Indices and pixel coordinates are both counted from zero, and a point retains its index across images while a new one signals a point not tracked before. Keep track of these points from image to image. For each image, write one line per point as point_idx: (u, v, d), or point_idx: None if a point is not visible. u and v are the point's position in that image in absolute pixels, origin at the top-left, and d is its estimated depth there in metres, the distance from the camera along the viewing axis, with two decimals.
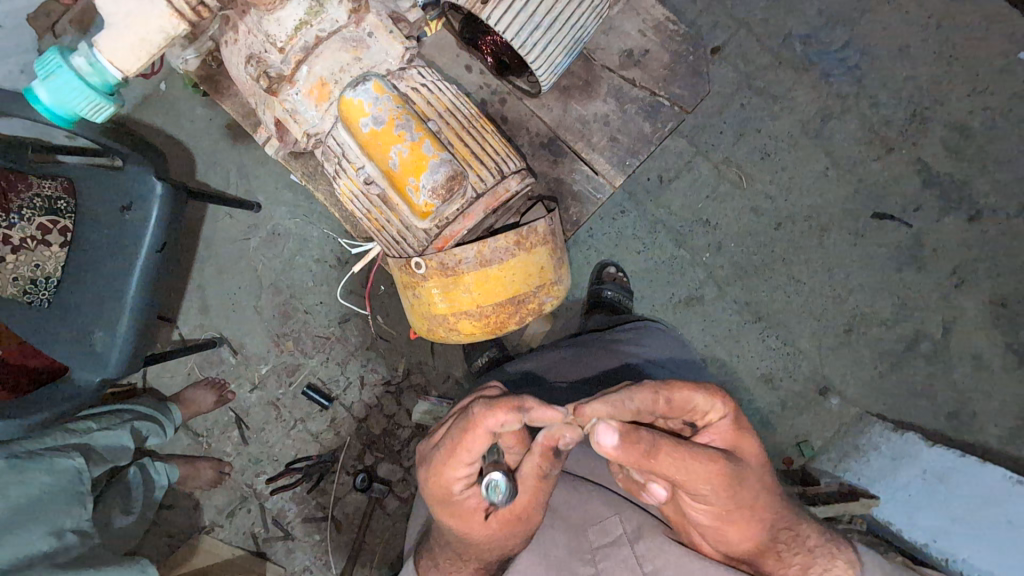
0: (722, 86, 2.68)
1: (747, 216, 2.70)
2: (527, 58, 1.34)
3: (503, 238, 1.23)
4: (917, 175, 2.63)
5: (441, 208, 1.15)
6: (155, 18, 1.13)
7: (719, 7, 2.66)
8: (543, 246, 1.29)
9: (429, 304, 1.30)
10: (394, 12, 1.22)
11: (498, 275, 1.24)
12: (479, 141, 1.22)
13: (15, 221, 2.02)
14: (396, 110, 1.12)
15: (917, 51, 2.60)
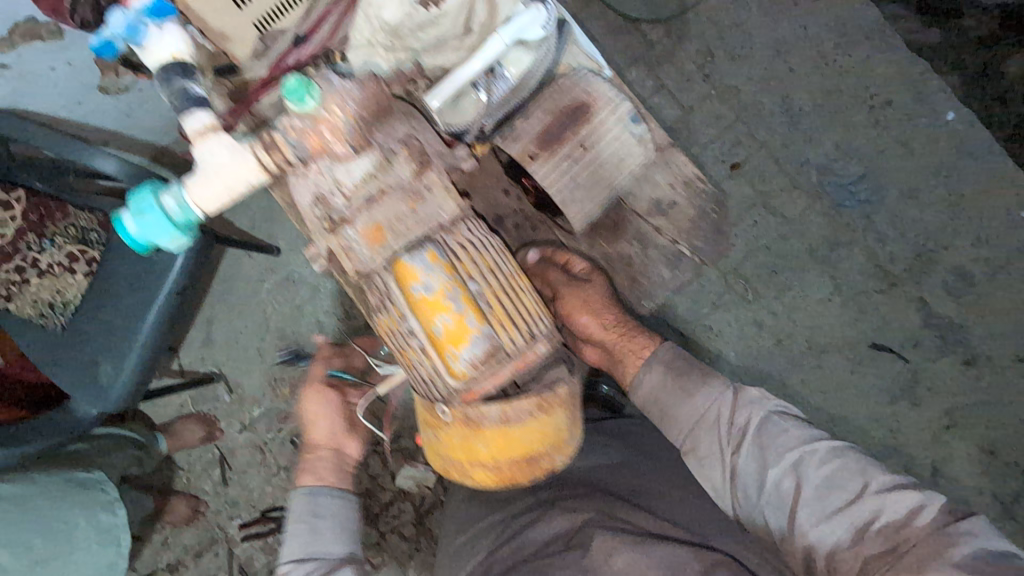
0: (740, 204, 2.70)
1: (750, 331, 2.74)
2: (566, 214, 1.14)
3: (527, 400, 1.15)
4: (917, 313, 2.65)
5: (474, 371, 1.11)
6: (243, 170, 1.03)
7: (742, 128, 2.71)
8: (565, 412, 1.20)
9: (446, 449, 1.21)
10: (451, 165, 1.18)
11: (518, 439, 1.16)
12: (519, 300, 1.16)
13: (46, 245, 2.05)
14: (447, 280, 1.11)
15: (926, 196, 2.64)
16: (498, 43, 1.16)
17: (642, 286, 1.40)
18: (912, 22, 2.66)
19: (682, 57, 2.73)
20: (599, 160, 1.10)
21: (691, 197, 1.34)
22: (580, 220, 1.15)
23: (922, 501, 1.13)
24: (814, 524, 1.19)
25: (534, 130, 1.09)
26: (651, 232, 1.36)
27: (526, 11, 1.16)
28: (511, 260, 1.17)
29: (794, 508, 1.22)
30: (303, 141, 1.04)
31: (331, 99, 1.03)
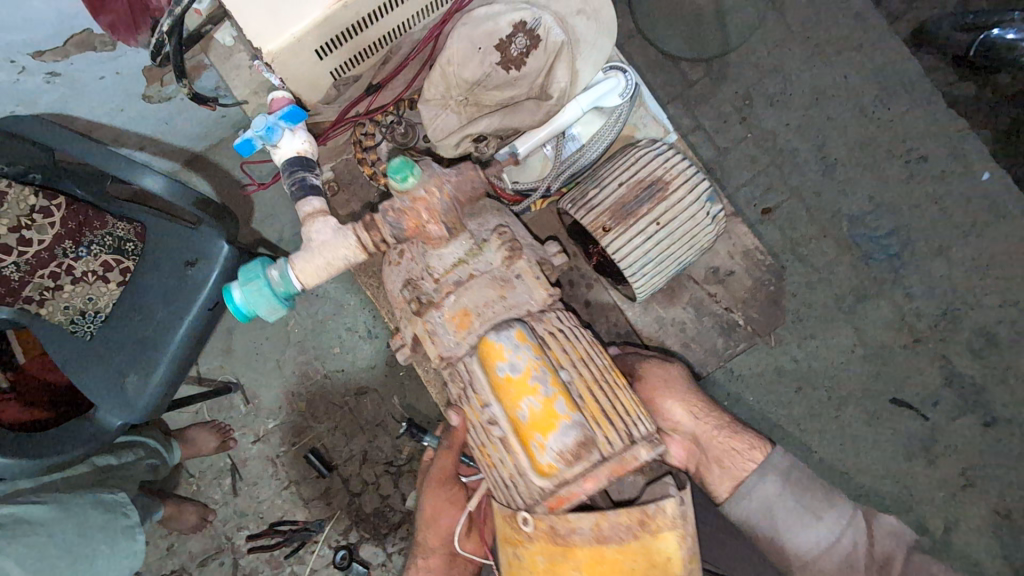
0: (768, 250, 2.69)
1: (773, 375, 2.66)
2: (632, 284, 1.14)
3: (626, 515, 1.07)
4: (940, 371, 2.63)
5: (565, 474, 1.04)
6: (343, 248, 1.13)
7: (775, 171, 2.70)
8: (670, 530, 1.08)
9: (531, 569, 1.09)
10: (543, 259, 1.20)
11: (618, 560, 1.05)
12: (617, 400, 1.10)
13: (81, 254, 1.99)
14: (535, 361, 1.05)
15: (957, 254, 2.63)
16: (576, 108, 1.15)
17: (695, 354, 1.34)
18: (950, 77, 2.65)
19: (720, 99, 2.72)
20: (672, 231, 1.10)
21: (750, 268, 1.34)
22: (645, 287, 1.15)
23: None
24: None
25: (609, 202, 1.10)
26: (706, 299, 1.34)
27: (605, 79, 1.17)
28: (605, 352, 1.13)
29: None
30: (400, 222, 1.12)
31: (423, 186, 1.11)
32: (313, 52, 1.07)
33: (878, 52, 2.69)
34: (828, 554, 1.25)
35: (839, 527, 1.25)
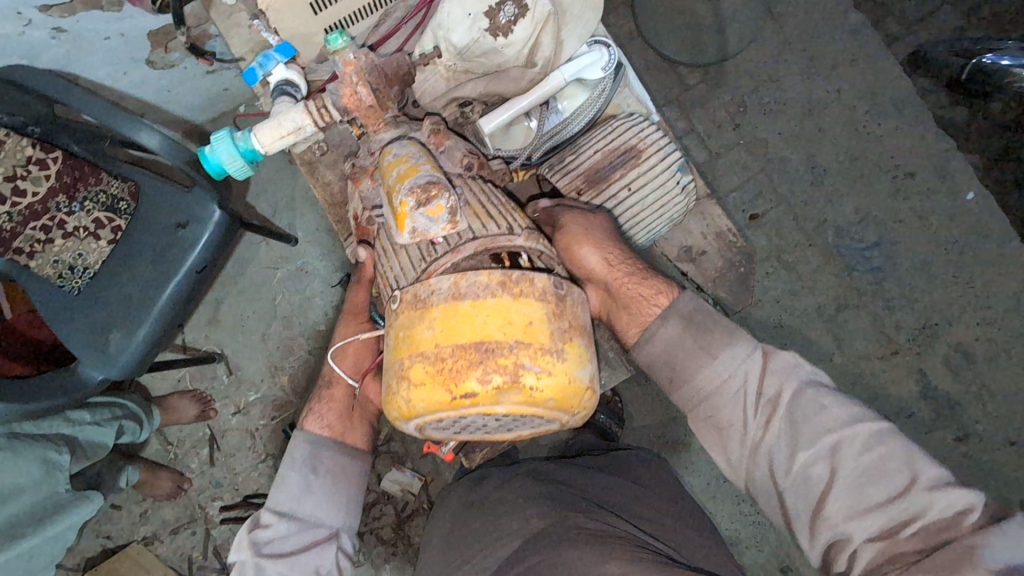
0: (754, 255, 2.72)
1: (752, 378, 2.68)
2: None
3: (488, 273, 0.81)
4: (916, 383, 2.66)
5: (425, 235, 0.82)
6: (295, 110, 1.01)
7: (765, 178, 2.74)
8: (542, 300, 0.80)
9: (387, 353, 0.85)
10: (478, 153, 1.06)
11: (471, 316, 0.78)
12: (505, 204, 0.95)
13: (75, 209, 2.00)
14: (416, 148, 0.92)
15: (938, 270, 2.67)
16: (560, 78, 1.20)
17: None
18: (941, 97, 2.69)
19: (715, 104, 2.75)
20: (643, 202, 1.15)
21: (721, 248, 1.38)
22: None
23: (906, 482, 1.03)
24: (844, 516, 1.05)
25: (583, 167, 1.13)
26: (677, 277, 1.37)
27: (589, 51, 1.22)
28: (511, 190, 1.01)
29: (822, 494, 1.08)
30: (338, 89, 0.99)
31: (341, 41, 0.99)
32: (308, 3, 1.12)
33: (872, 69, 2.73)
34: (719, 395, 1.21)
35: (734, 368, 1.20)
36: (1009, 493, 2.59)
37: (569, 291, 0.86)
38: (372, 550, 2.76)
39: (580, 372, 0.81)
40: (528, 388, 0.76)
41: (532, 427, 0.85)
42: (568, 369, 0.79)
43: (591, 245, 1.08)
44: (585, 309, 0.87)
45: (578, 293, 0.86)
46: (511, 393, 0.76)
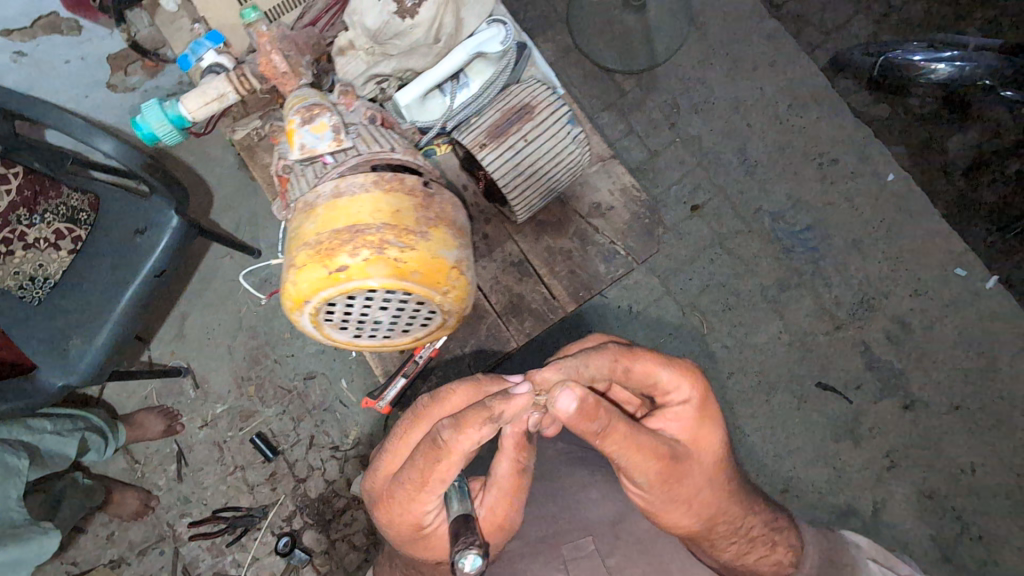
0: (693, 241, 2.66)
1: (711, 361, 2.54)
2: (507, 197, 1.28)
3: (365, 176, 0.94)
4: (859, 355, 2.53)
5: (315, 152, 0.94)
6: (216, 80, 1.14)
7: (701, 172, 2.72)
8: (410, 193, 0.93)
9: (284, 255, 0.96)
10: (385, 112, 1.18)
11: (346, 206, 0.90)
12: (396, 138, 1.08)
13: (35, 221, 2.09)
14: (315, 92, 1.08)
15: (869, 246, 2.59)
16: (462, 53, 1.36)
17: (579, 278, 1.50)
18: (862, 96, 2.68)
19: (651, 106, 2.77)
20: (538, 148, 1.26)
21: (626, 203, 1.52)
22: (523, 204, 1.30)
23: None
24: None
25: (486, 124, 1.26)
26: (589, 230, 1.51)
27: (487, 29, 1.38)
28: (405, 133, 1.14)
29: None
30: (257, 58, 1.13)
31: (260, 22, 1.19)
32: None
33: (792, 68, 2.75)
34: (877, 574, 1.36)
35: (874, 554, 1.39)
36: (974, 465, 2.42)
37: (440, 195, 0.97)
38: (345, 558, 2.76)
39: (445, 252, 0.92)
40: (392, 259, 0.87)
41: (414, 315, 0.94)
42: (433, 251, 0.90)
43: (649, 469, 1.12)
44: (457, 212, 0.98)
45: (449, 197, 0.99)
46: (379, 265, 0.87)
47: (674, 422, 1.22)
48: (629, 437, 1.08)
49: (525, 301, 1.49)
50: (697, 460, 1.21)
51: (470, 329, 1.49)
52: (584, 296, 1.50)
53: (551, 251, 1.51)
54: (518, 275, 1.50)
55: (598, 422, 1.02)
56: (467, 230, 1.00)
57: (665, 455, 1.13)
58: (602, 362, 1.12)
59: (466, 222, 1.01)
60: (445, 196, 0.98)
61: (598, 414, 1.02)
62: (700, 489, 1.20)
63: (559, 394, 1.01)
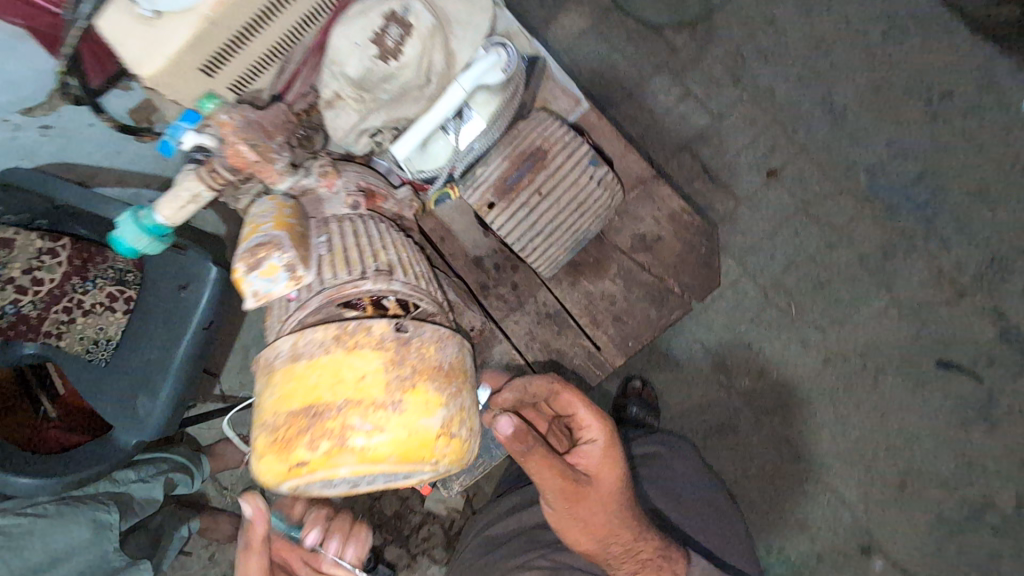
0: (776, 207, 2.01)
1: (796, 357, 1.98)
2: (528, 262, 1.10)
3: (326, 327, 0.71)
4: (993, 325, 1.92)
5: (270, 296, 0.70)
6: (184, 180, 0.97)
7: (780, 128, 2.02)
8: (378, 347, 0.70)
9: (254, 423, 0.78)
10: (372, 185, 1.04)
11: (301, 378, 0.69)
12: (372, 238, 0.84)
13: (87, 284, 1.56)
14: (275, 206, 0.80)
15: (999, 193, 1.94)
16: (459, 90, 1.14)
17: (627, 326, 1.28)
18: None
19: (710, 60, 2.03)
20: (558, 204, 1.05)
21: (677, 230, 1.27)
22: (546, 265, 1.11)
23: None
24: None
25: (493, 179, 1.04)
26: (635, 268, 1.28)
27: (484, 56, 1.15)
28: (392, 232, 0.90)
29: None
30: (223, 152, 0.95)
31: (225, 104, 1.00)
32: (200, 70, 1.04)
33: None
34: None
35: None
36: None
37: (421, 331, 0.74)
38: None
39: (428, 420, 0.69)
40: (359, 449, 0.66)
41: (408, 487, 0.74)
42: (411, 424, 0.68)
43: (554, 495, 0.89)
44: (447, 346, 0.75)
45: (433, 328, 0.75)
46: (345, 459, 0.66)
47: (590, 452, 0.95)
48: (546, 463, 0.87)
49: (567, 358, 1.29)
50: (600, 499, 0.92)
51: None
52: (635, 346, 1.28)
53: (591, 298, 1.29)
54: (557, 328, 1.29)
55: (522, 444, 0.85)
56: (463, 361, 0.77)
57: (573, 482, 0.89)
58: (535, 389, 0.95)
59: (462, 350, 0.78)
60: (429, 328, 0.75)
61: (523, 436, 0.85)
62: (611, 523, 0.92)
63: (500, 418, 0.85)
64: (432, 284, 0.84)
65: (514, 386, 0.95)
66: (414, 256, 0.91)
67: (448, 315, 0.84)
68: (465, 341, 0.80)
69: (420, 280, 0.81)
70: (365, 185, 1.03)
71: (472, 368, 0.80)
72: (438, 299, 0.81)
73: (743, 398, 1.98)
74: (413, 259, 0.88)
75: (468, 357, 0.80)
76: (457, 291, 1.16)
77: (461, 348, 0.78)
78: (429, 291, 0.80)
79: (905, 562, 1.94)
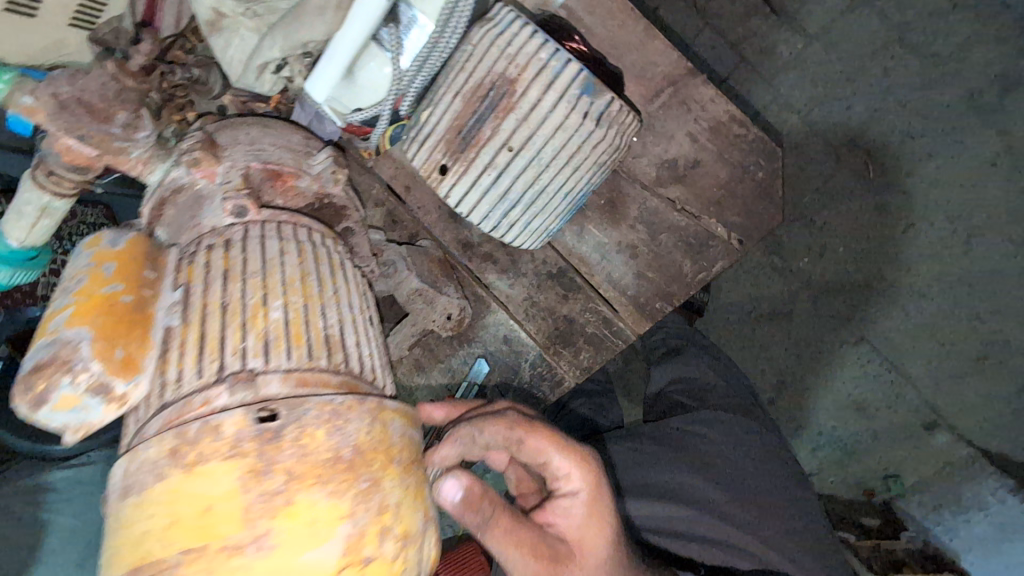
0: (858, 38, 1.21)
1: (877, 230, 1.27)
2: (506, 238, 0.82)
3: (161, 440, 0.49)
4: None
5: (90, 428, 0.51)
6: (22, 191, 0.71)
7: None
8: (228, 458, 0.47)
9: None
10: (271, 165, 0.72)
11: (131, 527, 0.48)
12: (255, 282, 0.56)
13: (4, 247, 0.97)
14: (87, 266, 0.54)
15: None
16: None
17: (653, 284, 1.00)
18: None
19: None
20: (540, 163, 0.73)
21: (720, 150, 0.93)
22: (530, 238, 0.83)
23: None
24: None
25: (445, 124, 0.73)
26: (663, 208, 0.97)
27: None
28: (290, 256, 0.61)
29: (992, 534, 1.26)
30: (48, 147, 0.66)
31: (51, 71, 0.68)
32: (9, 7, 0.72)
33: None
34: None
35: None
36: None
37: (302, 411, 0.50)
38: None
39: (319, 549, 0.46)
40: None
41: None
42: (289, 561, 0.46)
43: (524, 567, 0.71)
44: (348, 427, 0.50)
45: (326, 402, 0.51)
46: None
47: (570, 516, 0.74)
48: (507, 531, 0.70)
49: (577, 325, 1.03)
50: (580, 569, 0.73)
51: (507, 377, 1.05)
52: (666, 307, 1.01)
53: (605, 252, 1.00)
54: (562, 290, 1.02)
55: (474, 512, 0.69)
56: (383, 438, 0.52)
57: (546, 555, 0.71)
58: (494, 435, 0.74)
59: (381, 422, 0.53)
60: (320, 402, 0.50)
61: (474, 501, 0.69)
62: None
63: (443, 482, 0.68)
64: (354, 340, 0.59)
65: (451, 442, 0.73)
66: (334, 282, 0.64)
67: (381, 381, 0.60)
68: (387, 403, 0.55)
69: (327, 353, 0.55)
70: (266, 167, 0.72)
71: (408, 437, 0.55)
72: (358, 374, 0.56)
73: (795, 279, 1.31)
74: (325, 295, 0.60)
75: (399, 423, 0.55)
76: (426, 269, 0.91)
77: (378, 417, 0.53)
78: (339, 367, 0.55)
79: (973, 434, 1.29)
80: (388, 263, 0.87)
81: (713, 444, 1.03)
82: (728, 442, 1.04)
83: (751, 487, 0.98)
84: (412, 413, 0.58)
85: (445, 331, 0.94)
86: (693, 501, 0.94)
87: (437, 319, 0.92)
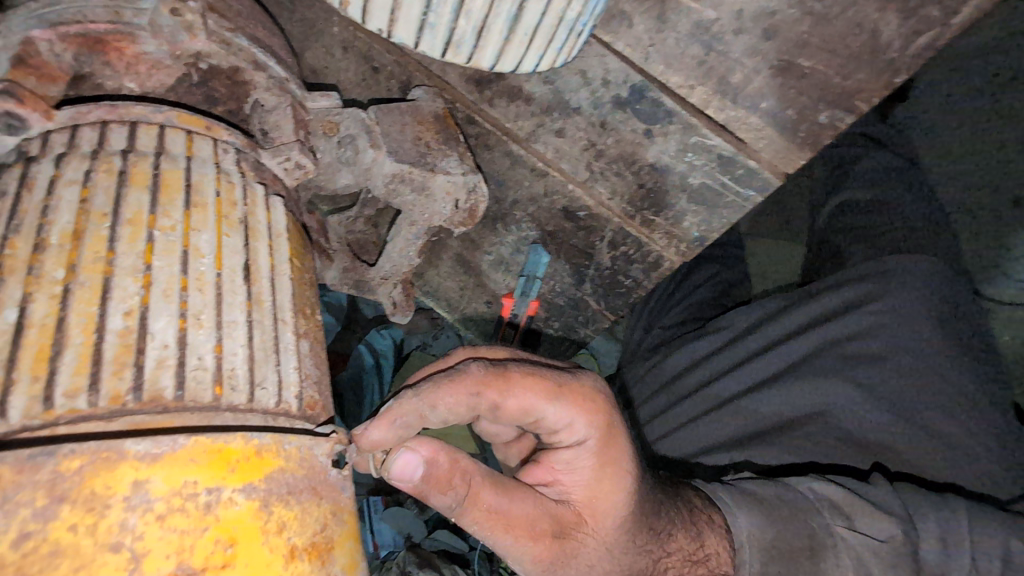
0: None
1: None
2: (485, 66, 0.43)
3: None
4: None
5: None
6: None
7: None
8: None
9: None
10: (84, 32, 0.44)
11: None
12: None
13: None
14: None
15: None
16: None
17: (811, 80, 0.55)
18: None
19: None
20: None
21: None
22: (526, 52, 0.43)
23: None
24: None
25: None
26: None
27: None
28: (70, 203, 0.36)
29: None
30: None
31: None
32: None
33: None
34: None
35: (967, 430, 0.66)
36: None
37: None
38: None
39: None
40: None
41: None
42: None
43: (524, 552, 0.44)
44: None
45: None
46: None
47: (573, 472, 0.47)
48: (497, 511, 0.43)
49: (673, 177, 0.64)
50: (598, 540, 0.47)
51: (579, 265, 0.73)
52: (840, 119, 0.56)
53: (715, 40, 0.55)
54: (643, 124, 0.61)
55: (446, 494, 0.42)
56: (82, 534, 0.28)
57: (551, 533, 0.44)
58: (453, 407, 0.43)
59: (77, 505, 0.28)
60: None
61: (445, 480, 0.43)
62: (616, 550, 0.47)
63: (395, 456, 0.42)
64: (175, 330, 0.34)
65: (387, 420, 0.42)
66: (155, 214, 0.37)
67: (241, 390, 0.35)
68: (125, 448, 0.30)
69: (94, 379, 0.31)
70: (65, 33, 0.43)
71: (179, 508, 0.30)
72: (166, 401, 0.32)
73: None
74: (120, 250, 0.35)
75: (154, 490, 0.30)
76: (407, 139, 0.57)
77: (77, 498, 0.29)
78: (119, 404, 0.31)
79: None
80: (344, 141, 0.55)
81: (907, 329, 0.72)
82: (871, 325, 0.73)
83: (887, 388, 0.68)
84: (231, 446, 0.33)
85: (458, 229, 0.63)
86: (790, 404, 0.70)
87: (442, 213, 0.60)
